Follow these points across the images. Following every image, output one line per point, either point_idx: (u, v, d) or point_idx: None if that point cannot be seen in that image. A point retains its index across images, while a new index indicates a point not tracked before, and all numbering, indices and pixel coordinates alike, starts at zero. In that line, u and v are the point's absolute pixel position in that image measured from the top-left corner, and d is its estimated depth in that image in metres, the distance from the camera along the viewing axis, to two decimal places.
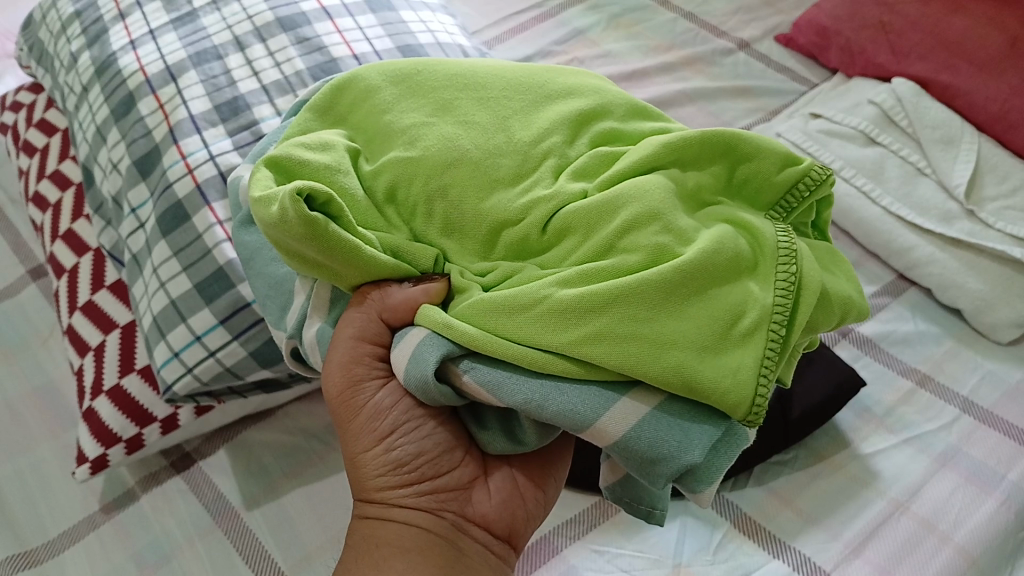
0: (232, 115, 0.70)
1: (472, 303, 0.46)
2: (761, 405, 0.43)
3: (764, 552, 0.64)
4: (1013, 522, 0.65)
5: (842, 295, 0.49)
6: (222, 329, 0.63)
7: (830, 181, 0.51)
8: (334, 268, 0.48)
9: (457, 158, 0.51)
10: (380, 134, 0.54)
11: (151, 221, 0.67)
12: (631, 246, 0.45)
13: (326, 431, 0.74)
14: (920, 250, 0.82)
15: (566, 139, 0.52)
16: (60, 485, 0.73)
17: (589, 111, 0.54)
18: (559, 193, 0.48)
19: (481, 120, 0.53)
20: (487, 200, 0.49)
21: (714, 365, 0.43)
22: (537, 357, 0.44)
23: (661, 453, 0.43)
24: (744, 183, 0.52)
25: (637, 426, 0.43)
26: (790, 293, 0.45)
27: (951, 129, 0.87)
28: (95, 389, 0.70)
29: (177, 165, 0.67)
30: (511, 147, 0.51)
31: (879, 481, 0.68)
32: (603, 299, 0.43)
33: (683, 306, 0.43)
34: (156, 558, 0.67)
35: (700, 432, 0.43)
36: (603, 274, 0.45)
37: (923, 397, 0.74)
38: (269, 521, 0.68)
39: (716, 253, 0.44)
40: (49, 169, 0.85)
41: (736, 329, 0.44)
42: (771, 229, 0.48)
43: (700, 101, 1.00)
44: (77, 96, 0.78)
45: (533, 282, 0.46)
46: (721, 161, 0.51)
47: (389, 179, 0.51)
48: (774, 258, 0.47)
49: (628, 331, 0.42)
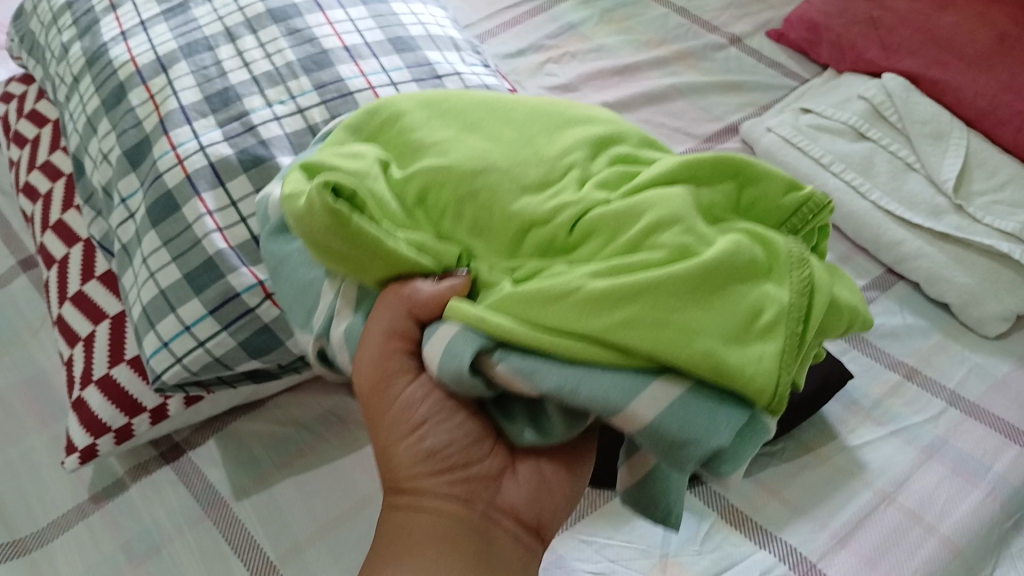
0: (223, 106, 0.70)
1: (502, 296, 0.46)
2: (782, 394, 0.43)
3: (750, 542, 0.64)
4: (998, 514, 0.66)
5: (849, 302, 0.50)
6: (211, 319, 0.63)
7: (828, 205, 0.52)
8: (362, 262, 0.48)
9: (488, 166, 0.51)
10: (410, 148, 0.55)
11: (141, 211, 0.67)
12: (655, 245, 0.46)
13: (316, 422, 0.74)
14: (909, 245, 0.82)
15: (588, 156, 0.53)
16: (49, 475, 0.73)
17: (606, 136, 0.54)
18: (585, 198, 0.49)
19: (507, 137, 0.54)
20: (517, 202, 0.50)
21: (740, 353, 0.43)
22: (572, 346, 0.43)
23: (688, 436, 0.42)
24: (752, 205, 0.52)
25: (667, 409, 0.43)
26: (806, 296, 0.46)
27: (940, 125, 0.88)
28: (84, 378, 0.70)
29: (167, 156, 0.66)
30: (538, 159, 0.52)
31: (866, 472, 0.68)
32: (635, 288, 0.43)
33: (708, 299, 0.44)
34: (145, 547, 0.67)
35: (727, 416, 0.43)
36: (630, 268, 0.45)
37: (910, 390, 0.75)
38: (259, 510, 0.68)
39: (736, 253, 0.45)
40: (40, 160, 0.86)
41: (757, 323, 0.44)
42: (783, 240, 0.49)
43: (690, 95, 1.01)
44: (68, 87, 0.78)
45: (562, 276, 0.46)
46: (731, 181, 0.52)
47: (421, 184, 0.51)
48: (787, 263, 0.47)
49: (658, 319, 0.43)
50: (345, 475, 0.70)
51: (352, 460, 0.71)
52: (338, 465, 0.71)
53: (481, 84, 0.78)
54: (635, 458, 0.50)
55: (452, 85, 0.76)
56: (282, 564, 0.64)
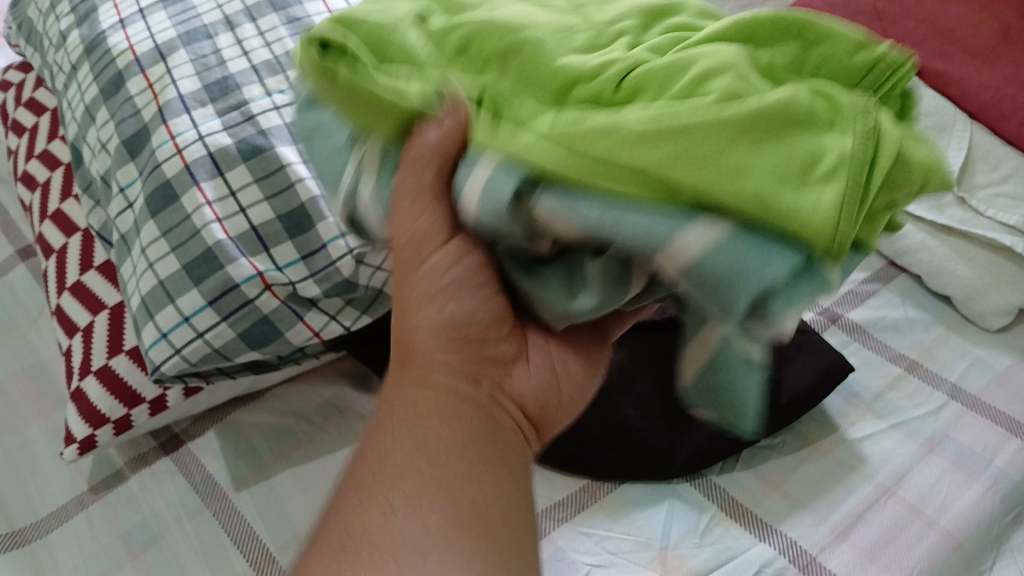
0: (222, 94, 0.68)
1: (536, 134, 0.37)
2: (844, 242, 0.32)
3: (750, 534, 0.64)
4: (999, 508, 0.66)
5: (925, 158, 0.36)
6: (210, 310, 0.62)
7: (910, 64, 0.39)
8: (371, 124, 0.43)
9: (531, 28, 0.42)
10: (454, 4, 0.46)
11: (140, 201, 0.66)
12: (707, 91, 0.36)
13: (316, 413, 0.74)
14: (911, 236, 0.82)
15: (642, 26, 0.43)
16: (49, 465, 0.73)
17: (663, 5, 0.44)
18: (636, 56, 0.40)
19: (556, 7, 0.45)
20: (562, 59, 0.40)
21: (799, 193, 0.33)
22: (611, 181, 0.35)
23: (740, 275, 0.33)
24: (818, 68, 0.39)
25: (716, 246, 0.33)
26: (870, 142, 0.34)
27: (943, 116, 0.87)
28: (83, 369, 0.70)
29: (166, 145, 0.66)
30: (585, 25, 0.43)
31: (866, 466, 0.68)
32: (678, 123, 0.34)
33: (758, 139, 0.34)
34: (144, 538, 0.67)
35: (786, 258, 0.33)
36: (677, 108, 0.36)
37: (911, 383, 0.74)
38: (258, 501, 0.68)
39: (798, 93, 0.35)
40: (38, 149, 0.85)
41: (818, 167, 0.33)
42: (852, 95, 0.37)
43: None
44: (66, 75, 0.78)
45: (595, 113, 0.37)
46: (793, 41, 0.39)
47: (463, 36, 0.43)
48: (854, 110, 0.36)
49: (704, 152, 0.34)
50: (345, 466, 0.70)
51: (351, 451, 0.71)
52: (337, 456, 0.70)
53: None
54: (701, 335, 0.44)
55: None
56: (281, 555, 0.64)
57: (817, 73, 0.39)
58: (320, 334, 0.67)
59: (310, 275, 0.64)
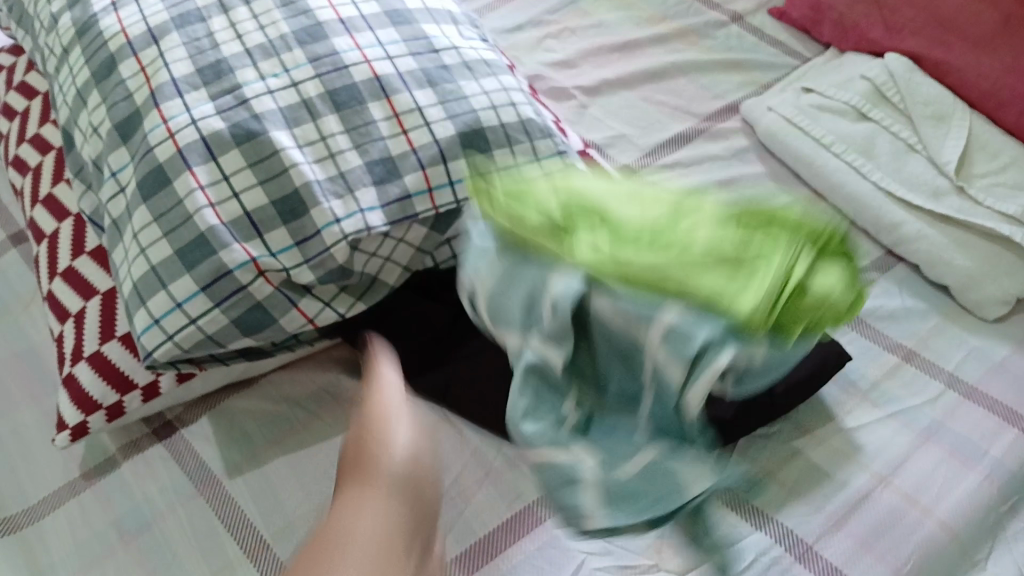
0: (215, 79, 0.68)
1: (593, 254, 0.57)
2: (753, 323, 0.53)
3: (746, 524, 0.64)
4: (995, 497, 0.65)
5: (825, 292, 0.57)
6: (204, 296, 0.62)
7: (834, 227, 0.59)
8: (501, 224, 0.62)
9: (604, 205, 0.63)
10: (563, 180, 0.66)
11: (132, 185, 0.65)
12: (694, 229, 0.59)
13: (310, 400, 0.74)
14: (909, 227, 0.82)
15: (671, 200, 0.64)
16: (40, 451, 0.73)
17: (693, 193, 0.66)
18: (671, 211, 0.62)
19: (622, 188, 0.66)
20: (621, 212, 0.62)
21: (730, 288, 0.54)
22: (634, 271, 0.55)
23: (688, 331, 0.53)
24: (768, 219, 0.60)
25: (681, 318, 0.53)
26: (792, 263, 0.56)
27: (942, 107, 0.87)
28: (75, 355, 0.69)
29: (159, 129, 0.65)
30: (640, 196, 0.65)
31: (863, 455, 0.68)
32: (670, 238, 0.58)
33: (722, 258, 0.56)
34: (137, 525, 0.66)
35: (709, 325, 0.53)
36: (676, 232, 0.59)
37: (908, 372, 0.74)
38: (253, 488, 0.67)
39: (750, 231, 0.59)
40: (30, 133, 0.85)
41: (742, 270, 0.55)
42: (787, 236, 0.58)
43: (690, 73, 1.02)
44: (57, 58, 0.77)
45: (627, 248, 0.57)
46: (742, 204, 0.63)
47: (558, 200, 0.63)
48: (788, 237, 0.58)
49: (684, 260, 0.56)
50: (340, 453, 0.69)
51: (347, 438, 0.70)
52: (332, 443, 0.70)
53: (488, 71, 0.74)
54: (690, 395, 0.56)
55: (459, 72, 0.72)
56: (275, 542, 0.64)
57: (771, 218, 0.60)
58: (313, 321, 0.66)
59: (304, 262, 0.63)
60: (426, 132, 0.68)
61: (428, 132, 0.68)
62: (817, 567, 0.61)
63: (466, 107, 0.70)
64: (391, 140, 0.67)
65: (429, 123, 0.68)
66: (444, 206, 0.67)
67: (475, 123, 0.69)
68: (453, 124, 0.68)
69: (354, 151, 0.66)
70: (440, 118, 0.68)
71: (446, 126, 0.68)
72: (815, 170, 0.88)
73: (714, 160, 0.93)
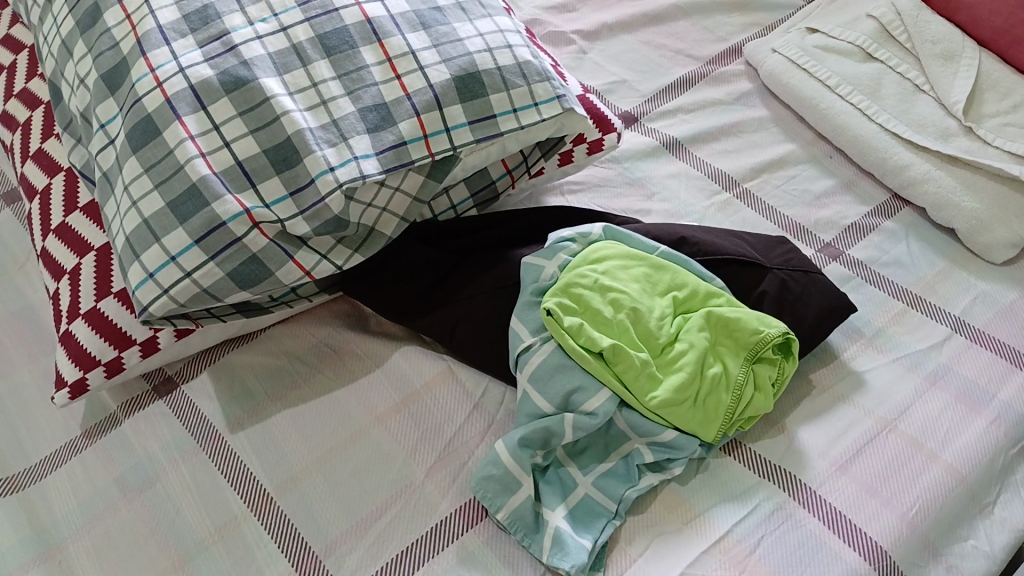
0: (202, 25, 0.66)
1: (587, 359, 0.61)
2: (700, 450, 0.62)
3: (751, 472, 0.63)
4: (1002, 441, 0.65)
5: (758, 409, 0.63)
6: (197, 249, 0.60)
7: (791, 336, 0.64)
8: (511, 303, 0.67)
9: (616, 324, 0.62)
10: (581, 285, 0.64)
11: (121, 137, 0.64)
12: (680, 366, 0.61)
13: (310, 353, 0.73)
14: (917, 168, 0.80)
15: (670, 318, 0.64)
16: (40, 410, 0.72)
17: (688, 295, 0.65)
18: (664, 336, 0.62)
19: (634, 293, 0.64)
20: (629, 349, 0.61)
21: (696, 416, 0.60)
22: (613, 377, 0.61)
23: (667, 456, 0.61)
24: (748, 355, 0.62)
25: (650, 422, 0.60)
26: (735, 426, 0.62)
27: (951, 44, 0.84)
28: (71, 312, 0.69)
29: (146, 78, 0.63)
30: (648, 314, 0.63)
31: (867, 401, 0.67)
32: (653, 388, 0.60)
33: (695, 391, 0.60)
34: (140, 480, 0.66)
35: (686, 446, 0.61)
36: (664, 383, 0.60)
37: (914, 317, 0.73)
38: (254, 442, 0.67)
39: (722, 388, 0.61)
40: (18, 88, 0.83)
41: (708, 392, 0.61)
42: (739, 370, 0.62)
43: (693, 15, 1.00)
44: (41, 9, 0.75)
45: (608, 385, 0.60)
46: (738, 327, 0.63)
47: (570, 304, 0.63)
48: (744, 400, 0.62)
49: (662, 383, 0.60)
50: (342, 406, 0.69)
51: (348, 393, 0.70)
52: (335, 397, 0.70)
53: (483, 12, 0.72)
54: (670, 495, 0.62)
55: (453, 15, 0.71)
56: (279, 494, 0.64)
57: (743, 354, 0.63)
58: (311, 273, 0.65)
59: (298, 213, 0.62)
60: (420, 78, 0.66)
61: (422, 77, 0.66)
62: (821, 512, 0.60)
63: (462, 50, 0.68)
64: (383, 86, 0.65)
65: (422, 67, 0.66)
66: (440, 152, 0.66)
67: (469, 67, 0.67)
68: (447, 68, 0.67)
69: (346, 98, 0.64)
70: (434, 61, 0.67)
71: (441, 71, 0.67)
72: (820, 113, 0.87)
73: (716, 106, 0.92)
